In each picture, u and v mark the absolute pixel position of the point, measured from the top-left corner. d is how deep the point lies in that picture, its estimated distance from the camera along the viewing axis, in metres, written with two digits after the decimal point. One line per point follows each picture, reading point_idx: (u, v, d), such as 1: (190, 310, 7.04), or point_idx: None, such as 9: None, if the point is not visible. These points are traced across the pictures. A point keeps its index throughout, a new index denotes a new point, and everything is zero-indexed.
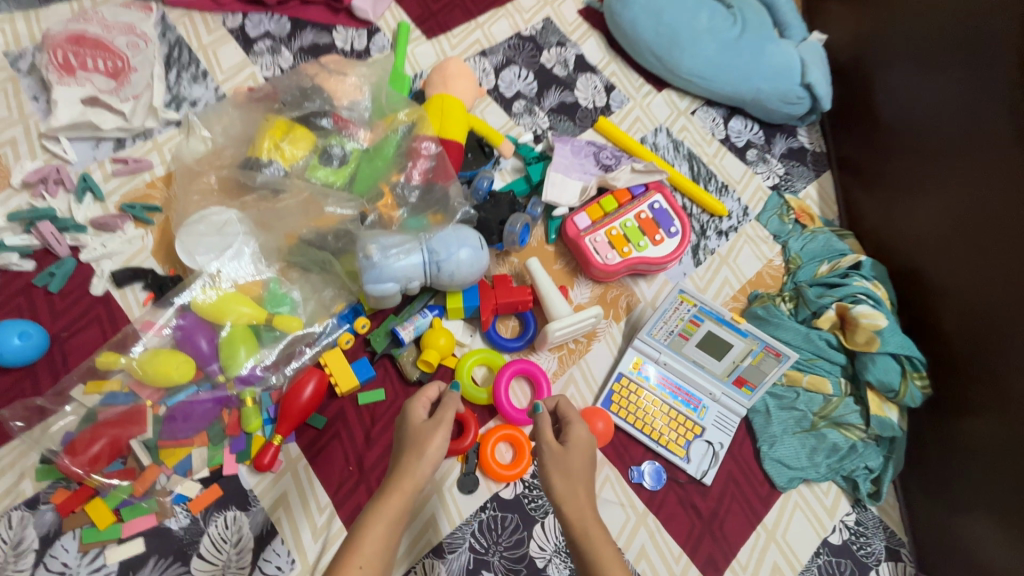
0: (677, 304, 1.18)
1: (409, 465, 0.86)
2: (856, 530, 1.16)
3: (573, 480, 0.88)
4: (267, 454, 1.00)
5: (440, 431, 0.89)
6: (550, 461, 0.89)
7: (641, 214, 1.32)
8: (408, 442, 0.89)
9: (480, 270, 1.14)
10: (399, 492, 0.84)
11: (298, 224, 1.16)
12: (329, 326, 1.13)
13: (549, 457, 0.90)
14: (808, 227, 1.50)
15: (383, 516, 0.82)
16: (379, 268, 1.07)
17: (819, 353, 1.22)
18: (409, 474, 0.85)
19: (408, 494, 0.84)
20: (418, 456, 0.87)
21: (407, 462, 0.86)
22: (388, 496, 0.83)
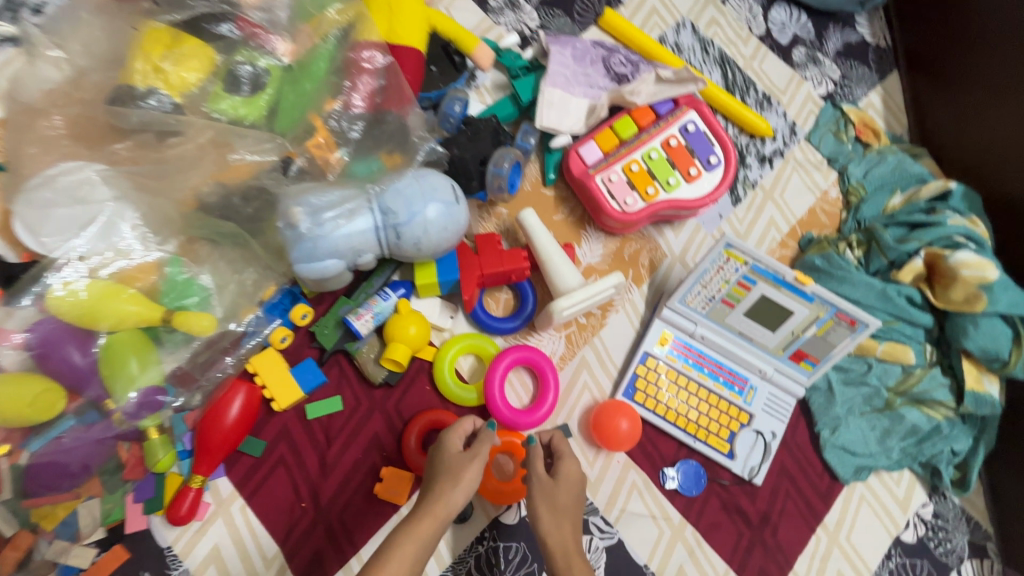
0: (722, 262, 0.87)
1: (443, 489, 0.72)
2: (933, 524, 0.96)
3: (561, 515, 0.76)
4: (184, 502, 0.75)
5: (479, 457, 0.75)
6: (539, 495, 0.77)
7: (670, 140, 0.99)
8: (442, 468, 0.75)
9: (457, 233, 0.83)
10: (432, 519, 0.70)
11: (196, 181, 0.82)
12: (258, 320, 0.84)
13: (537, 487, 0.77)
14: (870, 146, 1.18)
15: (414, 536, 0.69)
16: (311, 241, 0.75)
17: (897, 313, 0.97)
18: (445, 499, 0.71)
19: (442, 522, 0.70)
20: (454, 482, 0.73)
21: (440, 489, 0.72)
22: (417, 518, 0.70)
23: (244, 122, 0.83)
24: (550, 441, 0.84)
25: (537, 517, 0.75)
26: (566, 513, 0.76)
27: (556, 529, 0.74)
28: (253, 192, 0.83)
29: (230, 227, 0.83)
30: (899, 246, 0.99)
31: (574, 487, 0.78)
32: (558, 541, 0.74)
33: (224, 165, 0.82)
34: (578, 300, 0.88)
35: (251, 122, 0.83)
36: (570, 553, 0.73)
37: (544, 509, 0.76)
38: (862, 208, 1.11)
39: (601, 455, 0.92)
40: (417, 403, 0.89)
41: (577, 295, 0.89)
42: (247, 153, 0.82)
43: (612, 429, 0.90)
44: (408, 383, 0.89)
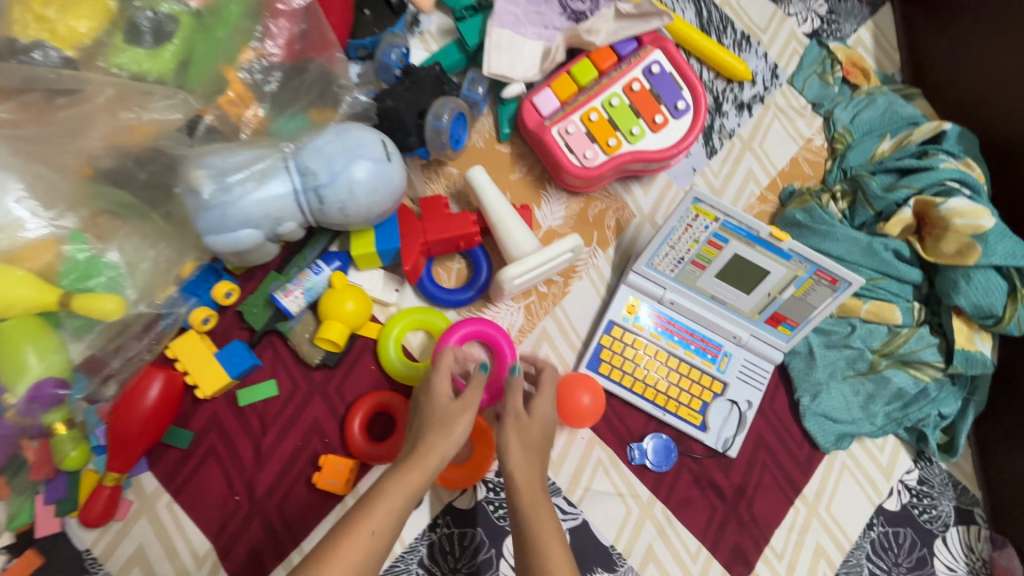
0: (690, 219, 0.79)
1: (434, 436, 0.62)
2: (918, 491, 0.90)
3: (533, 455, 0.69)
4: (98, 502, 0.69)
5: (472, 404, 0.66)
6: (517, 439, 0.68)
7: (633, 85, 0.88)
8: (431, 415, 0.65)
9: (391, 195, 0.74)
10: (423, 468, 0.60)
11: (90, 145, 0.71)
12: (174, 299, 0.76)
13: (511, 420, 0.70)
14: (859, 88, 1.08)
15: (403, 485, 0.58)
16: (218, 209, 0.66)
17: (883, 269, 0.89)
18: (436, 447, 0.62)
19: (432, 471, 0.61)
20: (446, 430, 0.63)
21: (429, 436, 0.62)
22: (406, 468, 0.60)
23: (148, 77, 0.72)
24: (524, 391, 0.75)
25: (509, 462, 0.66)
26: (535, 453, 0.69)
27: (520, 480, 0.65)
28: (156, 157, 0.73)
29: (132, 194, 0.74)
30: (887, 196, 0.90)
31: (546, 422, 0.72)
32: (525, 499, 0.65)
33: (118, 125, 0.71)
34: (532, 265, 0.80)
35: (156, 78, 0.72)
36: (536, 493, 0.65)
37: (514, 441, 0.68)
38: (848, 156, 1.01)
39: (564, 431, 0.86)
40: (361, 384, 0.82)
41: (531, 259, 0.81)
42: (148, 111, 0.71)
43: (573, 405, 0.82)
44: (350, 363, 0.82)
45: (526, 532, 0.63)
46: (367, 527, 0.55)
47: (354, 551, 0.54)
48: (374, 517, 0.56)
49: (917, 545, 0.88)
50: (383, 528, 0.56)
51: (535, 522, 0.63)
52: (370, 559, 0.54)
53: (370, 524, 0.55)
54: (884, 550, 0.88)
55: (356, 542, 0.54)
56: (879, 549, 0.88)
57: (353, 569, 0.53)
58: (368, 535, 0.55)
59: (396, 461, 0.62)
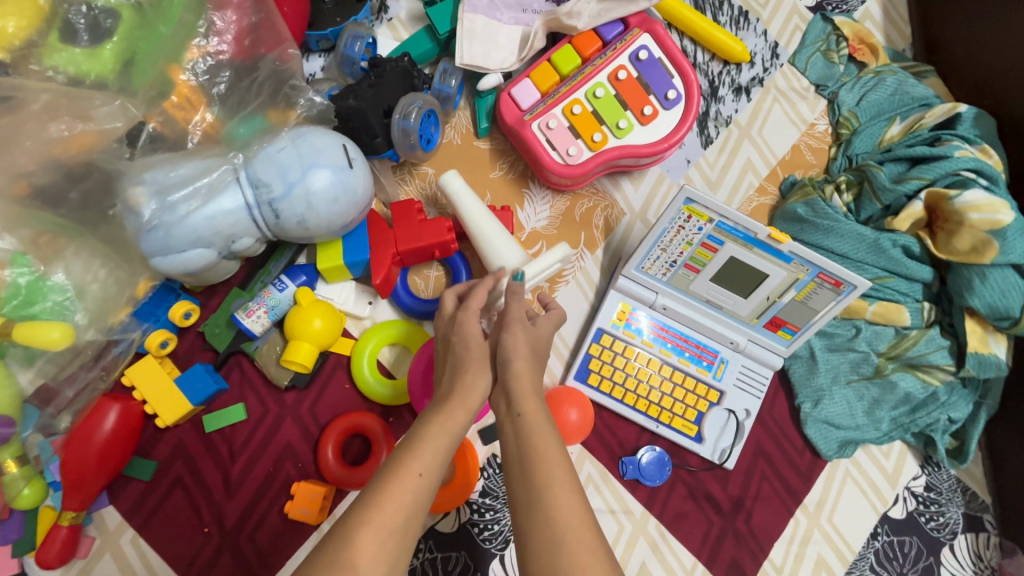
0: (682, 220, 0.73)
1: (473, 371, 0.57)
2: (926, 498, 0.86)
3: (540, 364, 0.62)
4: (54, 542, 0.65)
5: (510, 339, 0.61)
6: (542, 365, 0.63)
7: (619, 73, 0.81)
8: (463, 351, 0.59)
9: (355, 204, 0.68)
10: (465, 411, 0.55)
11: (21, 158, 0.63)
12: (126, 324, 0.71)
13: (518, 329, 0.62)
14: (867, 67, 1.00)
15: (447, 426, 0.53)
16: (162, 229, 0.60)
17: (891, 267, 0.84)
18: (476, 387, 0.57)
19: (471, 412, 0.56)
20: (480, 366, 0.58)
21: (464, 374, 0.57)
22: (448, 410, 0.54)
23: (87, 79, 0.65)
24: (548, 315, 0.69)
25: (515, 372, 0.58)
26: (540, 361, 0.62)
27: (531, 398, 0.57)
28: (90, 173, 0.65)
29: (70, 217, 0.66)
30: (895, 187, 0.84)
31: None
32: (532, 419, 0.55)
33: (48, 139, 0.64)
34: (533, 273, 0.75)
35: (95, 80, 0.66)
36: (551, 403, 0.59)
37: (523, 345, 0.61)
38: (854, 142, 0.94)
39: None
40: (335, 406, 0.77)
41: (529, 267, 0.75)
42: (85, 119, 0.64)
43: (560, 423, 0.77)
44: (323, 384, 0.77)
45: (525, 438, 0.54)
46: (412, 469, 0.49)
47: (401, 494, 0.48)
48: (420, 458, 0.50)
49: (923, 554, 0.84)
50: (430, 469, 0.50)
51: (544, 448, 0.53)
52: (421, 503, 0.49)
53: (417, 465, 0.50)
54: (889, 560, 0.84)
55: (405, 485, 0.48)
56: (884, 559, 0.84)
57: (404, 513, 0.47)
58: (415, 478, 0.49)
59: (431, 405, 0.56)
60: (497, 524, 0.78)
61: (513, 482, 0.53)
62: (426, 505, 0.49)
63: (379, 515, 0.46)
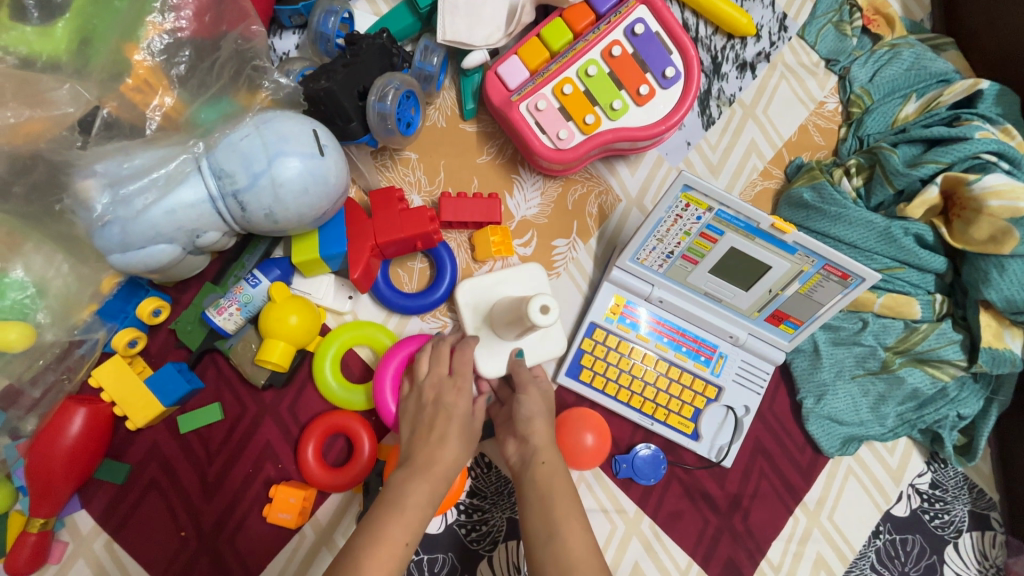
0: (680, 208, 0.68)
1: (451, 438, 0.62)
2: (930, 495, 0.83)
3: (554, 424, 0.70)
4: (22, 552, 0.63)
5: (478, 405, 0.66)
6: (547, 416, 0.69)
7: (613, 49, 0.75)
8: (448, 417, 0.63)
9: (328, 194, 0.63)
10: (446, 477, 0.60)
11: None
12: (90, 323, 0.67)
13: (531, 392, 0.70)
14: (882, 39, 0.93)
15: (432, 494, 0.58)
16: (117, 225, 0.56)
17: (903, 257, 0.79)
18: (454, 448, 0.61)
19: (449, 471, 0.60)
20: (460, 430, 0.62)
21: (444, 439, 0.61)
22: (431, 476, 0.59)
23: (39, 60, 0.60)
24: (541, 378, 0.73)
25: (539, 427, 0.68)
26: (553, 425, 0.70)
27: (550, 447, 0.66)
28: (36, 165, 0.60)
29: (17, 212, 0.60)
30: (909, 172, 0.78)
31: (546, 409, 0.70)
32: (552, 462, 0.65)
33: None
34: (535, 348, 0.77)
35: (47, 60, 0.61)
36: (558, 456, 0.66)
37: (539, 403, 0.70)
38: (866, 122, 0.88)
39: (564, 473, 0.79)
40: (315, 405, 0.74)
41: (530, 339, 0.77)
42: (35, 105, 0.60)
43: (576, 446, 0.75)
44: (302, 383, 0.74)
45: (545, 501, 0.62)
46: (401, 538, 0.54)
47: (385, 560, 0.52)
48: (406, 528, 0.55)
49: (926, 553, 0.82)
50: (414, 536, 0.55)
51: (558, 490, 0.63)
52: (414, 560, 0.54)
53: (404, 535, 0.54)
54: (891, 559, 0.81)
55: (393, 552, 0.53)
56: (886, 558, 0.81)
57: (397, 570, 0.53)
58: (403, 547, 0.54)
59: (410, 464, 0.60)
60: (486, 525, 0.75)
61: (529, 520, 0.61)
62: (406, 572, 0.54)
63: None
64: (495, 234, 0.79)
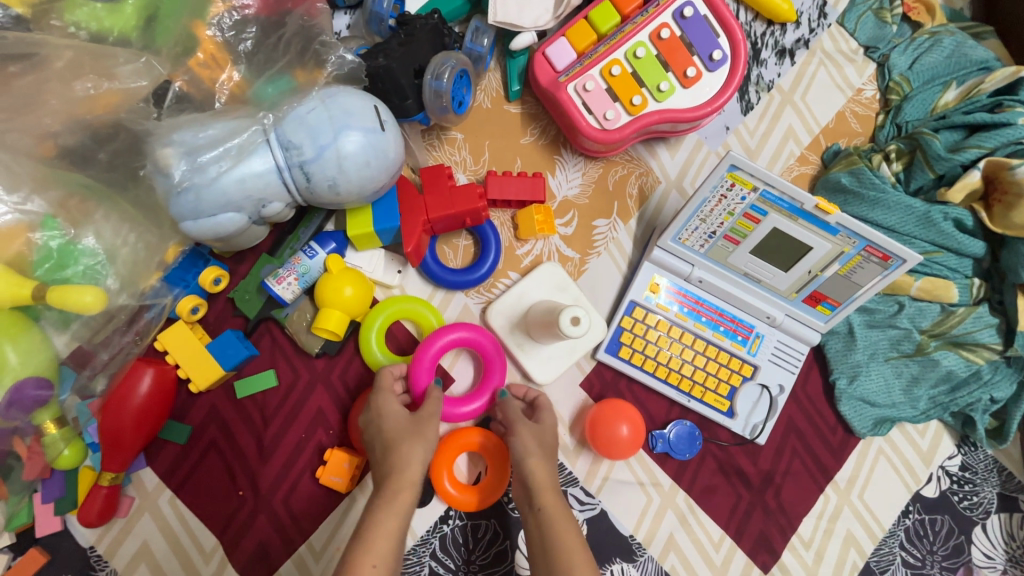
0: (725, 188, 0.69)
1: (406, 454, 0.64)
2: (960, 477, 0.85)
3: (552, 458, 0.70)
4: (95, 501, 0.67)
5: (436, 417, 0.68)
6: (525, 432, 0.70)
7: (662, 31, 0.76)
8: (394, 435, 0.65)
9: (386, 168, 0.65)
10: (405, 485, 0.61)
11: (45, 115, 0.61)
12: (157, 289, 0.70)
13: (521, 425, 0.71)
14: (922, 27, 0.94)
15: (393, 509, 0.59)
16: (192, 192, 0.59)
17: (940, 241, 0.80)
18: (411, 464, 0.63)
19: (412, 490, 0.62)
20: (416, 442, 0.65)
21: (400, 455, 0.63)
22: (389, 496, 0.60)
23: (110, 36, 0.64)
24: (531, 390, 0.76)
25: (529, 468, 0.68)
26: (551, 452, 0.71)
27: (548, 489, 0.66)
28: (116, 133, 0.63)
29: (98, 178, 0.64)
30: (951, 157, 0.79)
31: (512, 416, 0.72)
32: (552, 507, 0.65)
33: (73, 97, 0.62)
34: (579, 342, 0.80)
35: (118, 36, 0.64)
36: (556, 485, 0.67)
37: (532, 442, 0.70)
38: (905, 109, 0.89)
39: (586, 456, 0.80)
40: (366, 375, 0.76)
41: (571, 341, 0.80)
42: (110, 77, 0.62)
43: (610, 440, 0.76)
44: (352, 353, 0.76)
45: (548, 522, 0.63)
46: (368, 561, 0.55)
47: None
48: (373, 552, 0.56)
49: (955, 533, 0.83)
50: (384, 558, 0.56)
51: (549, 506, 0.65)
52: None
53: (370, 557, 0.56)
54: (920, 538, 0.83)
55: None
56: (914, 537, 0.83)
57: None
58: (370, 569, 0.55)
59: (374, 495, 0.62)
60: None
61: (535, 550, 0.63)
62: None
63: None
64: (539, 212, 0.81)
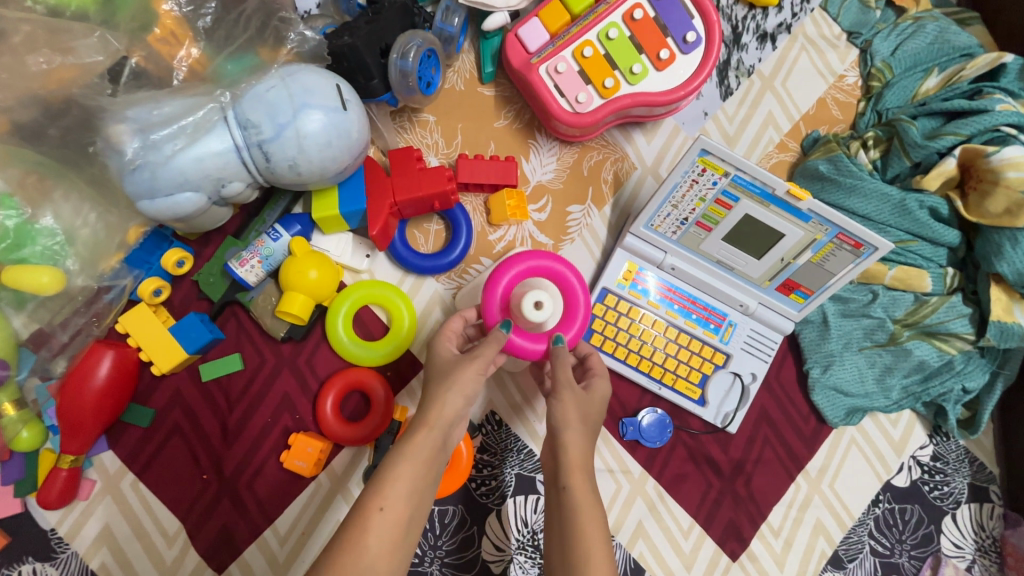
0: (696, 173, 0.69)
1: (437, 393, 0.57)
2: (931, 467, 0.85)
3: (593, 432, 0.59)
4: (55, 484, 0.66)
5: (478, 361, 0.58)
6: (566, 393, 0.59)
7: (635, 12, 0.74)
8: (432, 375, 0.60)
9: (348, 148, 0.64)
10: (427, 428, 0.54)
11: None
12: (117, 270, 0.69)
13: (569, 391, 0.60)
14: (906, 13, 0.92)
15: (414, 454, 0.52)
16: (147, 169, 0.58)
17: (915, 229, 0.79)
18: (438, 404, 0.56)
19: (441, 433, 0.55)
20: (446, 387, 0.57)
21: (432, 396, 0.57)
22: (410, 435, 0.54)
23: (67, 10, 0.61)
24: (585, 357, 0.68)
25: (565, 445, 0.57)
26: (592, 428, 0.60)
27: (579, 471, 0.55)
28: (69, 109, 0.61)
29: (51, 155, 0.62)
30: (927, 144, 0.78)
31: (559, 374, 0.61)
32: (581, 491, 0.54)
33: (25, 72, 0.60)
34: None
35: (75, 11, 0.62)
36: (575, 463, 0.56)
37: (573, 412, 0.59)
38: (886, 96, 0.88)
39: None
40: (333, 360, 0.76)
41: None
42: (66, 52, 0.61)
43: None
44: (320, 337, 0.76)
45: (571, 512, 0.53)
46: (374, 504, 0.49)
47: (382, 538, 0.48)
48: (382, 492, 0.50)
49: (924, 522, 0.83)
50: (392, 503, 0.50)
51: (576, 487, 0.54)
52: (388, 539, 0.48)
53: (378, 499, 0.49)
54: (890, 527, 0.83)
55: (368, 525, 0.48)
56: (884, 526, 0.83)
57: (380, 552, 0.47)
58: (376, 512, 0.49)
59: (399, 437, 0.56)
60: (495, 480, 0.78)
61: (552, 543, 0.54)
62: (394, 544, 0.48)
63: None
64: (511, 196, 0.80)
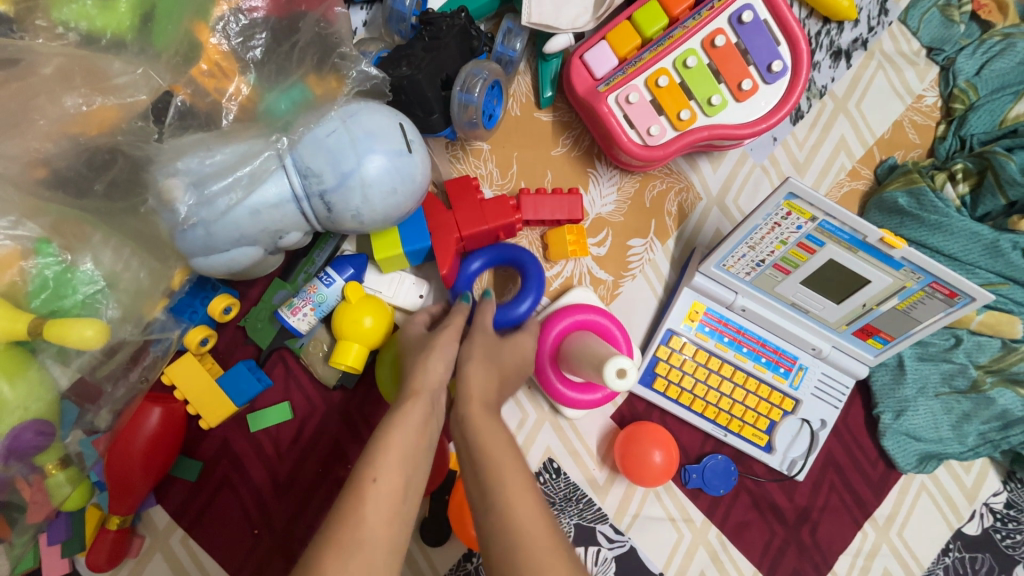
0: (780, 216, 0.63)
1: (420, 366, 0.57)
2: (1004, 514, 0.81)
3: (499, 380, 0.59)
4: (102, 547, 0.64)
5: (450, 328, 0.62)
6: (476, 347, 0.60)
7: (717, 38, 0.68)
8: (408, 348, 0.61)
9: (410, 192, 0.59)
10: (415, 393, 0.54)
11: (18, 130, 0.53)
12: (164, 322, 0.64)
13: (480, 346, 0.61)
14: (992, 28, 0.85)
15: (406, 420, 0.52)
16: (201, 227, 0.54)
17: (1007, 272, 0.75)
18: (424, 373, 0.56)
19: (428, 402, 0.55)
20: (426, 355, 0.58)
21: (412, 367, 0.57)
22: (401, 407, 0.53)
23: (102, 38, 0.56)
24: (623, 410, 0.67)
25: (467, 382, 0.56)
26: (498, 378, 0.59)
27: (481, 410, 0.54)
28: (114, 159, 0.56)
29: (94, 209, 0.56)
30: None
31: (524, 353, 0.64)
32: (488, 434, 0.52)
33: (64, 114, 0.54)
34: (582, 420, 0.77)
35: (112, 38, 0.56)
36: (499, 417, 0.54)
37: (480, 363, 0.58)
38: (970, 120, 0.82)
39: (622, 477, 0.77)
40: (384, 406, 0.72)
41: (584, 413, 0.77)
42: (107, 91, 0.55)
43: (642, 463, 0.72)
44: (370, 384, 0.72)
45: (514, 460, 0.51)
46: (367, 475, 0.47)
47: (378, 508, 0.46)
48: (374, 463, 0.48)
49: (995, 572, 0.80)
50: (384, 473, 0.48)
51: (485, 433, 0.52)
52: (383, 510, 0.46)
53: (370, 470, 0.47)
54: None
55: (361, 499, 0.46)
56: None
57: (374, 524, 0.45)
58: (370, 483, 0.47)
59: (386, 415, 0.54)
60: None
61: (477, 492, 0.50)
62: (391, 512, 0.46)
63: (328, 570, 0.42)
64: (572, 233, 0.75)
